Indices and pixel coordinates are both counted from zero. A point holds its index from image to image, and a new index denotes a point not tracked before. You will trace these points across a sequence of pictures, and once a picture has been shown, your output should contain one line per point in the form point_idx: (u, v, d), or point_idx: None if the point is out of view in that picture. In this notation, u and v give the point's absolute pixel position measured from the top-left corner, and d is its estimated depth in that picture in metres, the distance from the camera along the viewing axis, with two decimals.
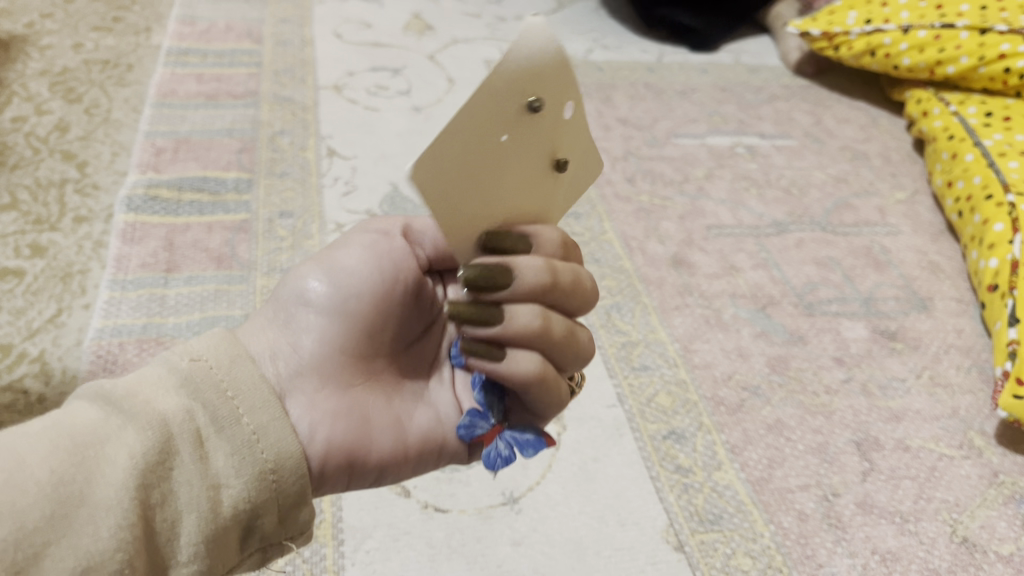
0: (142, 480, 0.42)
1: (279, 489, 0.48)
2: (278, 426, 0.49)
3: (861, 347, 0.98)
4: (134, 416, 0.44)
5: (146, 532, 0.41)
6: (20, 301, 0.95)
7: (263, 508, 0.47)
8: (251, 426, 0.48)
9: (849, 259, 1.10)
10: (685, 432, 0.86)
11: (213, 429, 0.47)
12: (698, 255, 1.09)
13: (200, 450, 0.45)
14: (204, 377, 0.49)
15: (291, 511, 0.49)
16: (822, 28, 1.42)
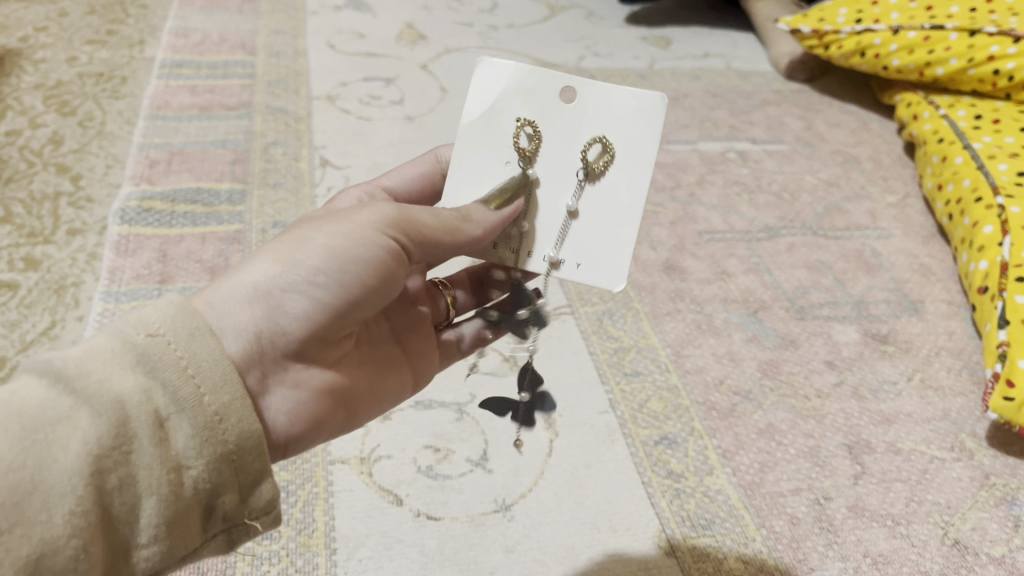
0: (95, 466, 0.45)
1: (238, 467, 0.51)
2: (241, 405, 0.50)
3: (852, 351, 0.98)
4: (88, 399, 0.47)
5: (100, 514, 0.45)
6: (14, 314, 0.95)
7: (224, 486, 0.50)
8: (213, 408, 0.50)
9: (841, 263, 1.11)
10: (677, 438, 0.87)
11: (173, 409, 0.49)
12: (690, 260, 1.09)
13: (160, 432, 0.48)
14: (164, 352, 0.49)
15: (251, 489, 0.52)
16: (811, 25, 1.43)
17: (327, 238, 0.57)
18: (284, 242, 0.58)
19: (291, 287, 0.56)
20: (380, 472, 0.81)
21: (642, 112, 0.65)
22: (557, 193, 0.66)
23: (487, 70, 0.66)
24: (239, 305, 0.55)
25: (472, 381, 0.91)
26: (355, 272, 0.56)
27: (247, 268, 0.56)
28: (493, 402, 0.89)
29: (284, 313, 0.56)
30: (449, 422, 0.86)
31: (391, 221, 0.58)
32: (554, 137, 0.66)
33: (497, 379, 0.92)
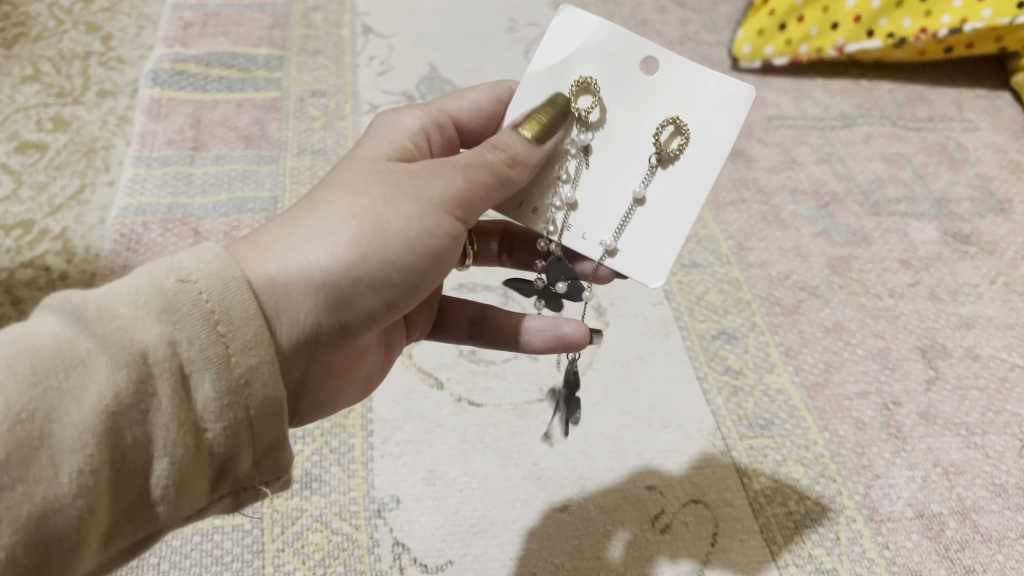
0: (111, 423, 0.33)
1: (259, 433, 0.38)
2: (272, 366, 0.37)
3: (930, 250, 0.90)
4: (109, 341, 0.33)
5: (111, 474, 0.33)
6: (42, 176, 0.91)
7: (236, 451, 0.38)
8: (241, 371, 0.36)
9: (921, 156, 1.02)
10: (736, 333, 0.81)
11: (198, 366, 0.35)
12: (758, 147, 1.01)
13: (182, 388, 0.35)
14: (192, 303, 0.35)
15: (271, 454, 0.40)
16: (785, 51, 1.11)
17: (404, 222, 0.42)
18: (354, 208, 0.42)
19: (362, 279, 0.42)
20: (420, 353, 0.76)
21: (725, 105, 0.48)
22: (607, 169, 0.50)
23: (567, 21, 0.49)
24: (300, 291, 0.40)
25: None
26: (426, 267, 0.44)
27: (312, 242, 0.41)
28: None
29: (345, 306, 0.43)
30: (494, 307, 0.81)
31: (468, 198, 0.44)
32: (621, 104, 0.49)
33: None
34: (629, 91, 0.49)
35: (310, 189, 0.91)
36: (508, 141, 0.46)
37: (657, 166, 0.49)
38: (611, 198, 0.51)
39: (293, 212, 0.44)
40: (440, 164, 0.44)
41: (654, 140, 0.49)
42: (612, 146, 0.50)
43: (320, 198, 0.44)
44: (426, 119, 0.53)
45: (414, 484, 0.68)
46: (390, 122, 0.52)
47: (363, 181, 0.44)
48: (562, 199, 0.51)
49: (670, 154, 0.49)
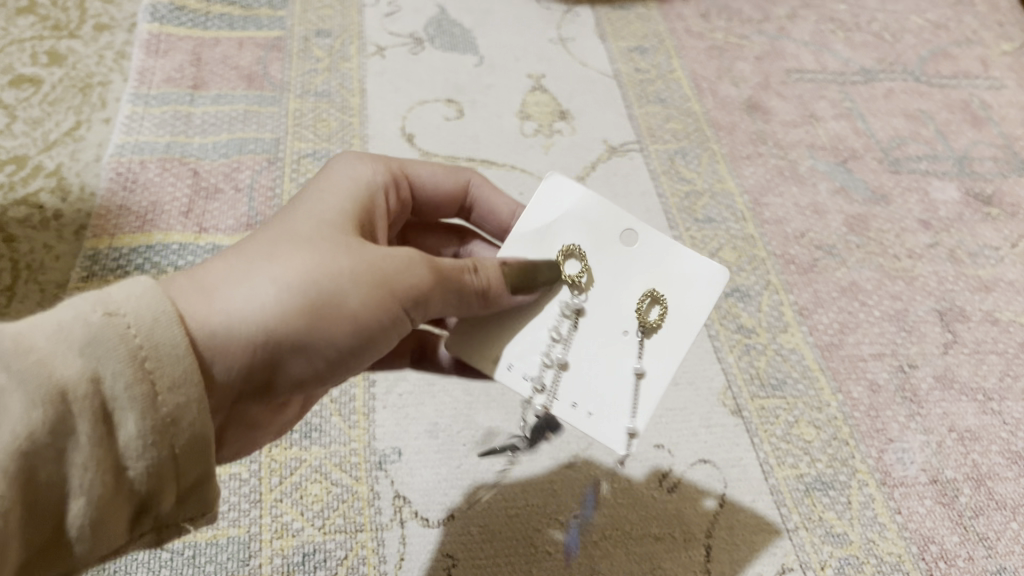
0: (25, 460, 0.32)
1: (181, 472, 0.37)
2: (200, 406, 0.36)
3: (951, 211, 0.88)
4: (25, 374, 0.32)
5: (21, 510, 0.32)
6: (36, 112, 0.88)
7: (156, 492, 0.37)
8: (166, 411, 0.35)
9: (944, 113, 0.99)
10: (750, 291, 0.79)
11: (121, 404, 0.34)
12: (776, 100, 0.98)
13: (102, 426, 0.34)
14: (119, 339, 0.34)
15: (197, 494, 0.38)
16: None
17: (358, 301, 0.41)
18: (315, 268, 0.40)
19: (303, 344, 0.40)
20: None
21: (693, 284, 0.49)
22: (594, 339, 0.49)
23: (555, 189, 0.51)
24: (237, 345, 0.39)
25: None
26: (367, 340, 0.42)
27: (262, 293, 0.39)
28: None
29: (278, 368, 0.41)
30: None
31: (427, 293, 0.43)
32: (603, 276, 0.49)
33: None
34: (608, 263, 0.50)
35: (314, 132, 0.88)
36: (482, 266, 0.46)
37: (643, 339, 0.48)
38: (604, 373, 0.48)
39: (247, 247, 0.42)
40: (409, 254, 0.43)
41: (636, 313, 0.49)
42: (601, 315, 0.49)
43: (277, 242, 0.42)
44: (388, 178, 0.51)
45: (417, 437, 0.66)
46: (352, 168, 0.49)
47: (324, 238, 0.42)
48: (554, 357, 0.48)
49: (653, 326, 0.48)
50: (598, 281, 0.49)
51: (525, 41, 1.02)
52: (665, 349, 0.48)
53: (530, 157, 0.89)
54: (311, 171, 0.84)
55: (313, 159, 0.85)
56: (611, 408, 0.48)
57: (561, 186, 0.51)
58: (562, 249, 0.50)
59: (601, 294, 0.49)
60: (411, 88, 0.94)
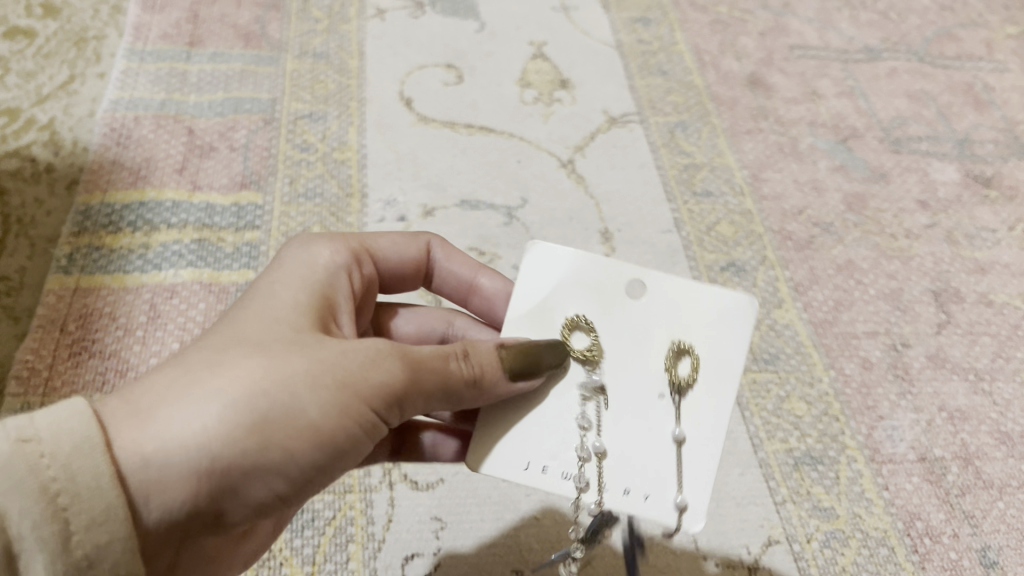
0: None
1: None
2: (124, 542, 0.35)
3: (950, 192, 0.88)
4: None
5: None
6: (30, 64, 0.87)
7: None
8: (80, 551, 0.34)
9: (946, 95, 0.98)
10: (746, 266, 0.79)
11: (28, 544, 0.33)
12: (778, 77, 0.97)
13: (7, 566, 0.33)
14: (29, 472, 0.33)
15: None
16: None
17: (316, 413, 0.37)
18: (266, 382, 0.37)
19: (255, 466, 0.37)
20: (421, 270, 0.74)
21: (721, 322, 0.44)
22: (625, 411, 0.43)
23: (541, 258, 0.46)
24: (177, 474, 0.35)
25: (523, 184, 0.82)
26: (334, 450, 0.39)
27: (206, 412, 0.36)
28: (545, 206, 0.81)
29: (233, 492, 0.37)
30: (497, 226, 0.79)
31: (398, 396, 0.39)
32: (617, 341, 0.44)
33: (552, 184, 0.83)
34: (621, 325, 0.44)
35: (311, 93, 0.87)
36: (469, 356, 0.41)
37: (678, 400, 0.43)
38: (642, 448, 0.43)
39: (195, 353, 0.38)
40: (374, 352, 0.39)
41: (666, 372, 0.43)
42: (625, 387, 0.44)
43: (227, 348, 0.38)
44: (351, 256, 0.47)
45: None
46: (311, 252, 0.45)
47: (281, 341, 0.39)
48: (589, 448, 0.42)
49: (686, 385, 0.43)
50: (615, 348, 0.44)
51: (527, 10, 1.00)
52: (703, 407, 0.43)
53: (529, 126, 0.88)
54: (307, 132, 0.83)
55: (309, 121, 0.84)
56: (658, 482, 0.42)
57: (545, 256, 0.46)
58: (567, 326, 0.44)
59: (621, 362, 0.44)
60: (410, 53, 0.93)
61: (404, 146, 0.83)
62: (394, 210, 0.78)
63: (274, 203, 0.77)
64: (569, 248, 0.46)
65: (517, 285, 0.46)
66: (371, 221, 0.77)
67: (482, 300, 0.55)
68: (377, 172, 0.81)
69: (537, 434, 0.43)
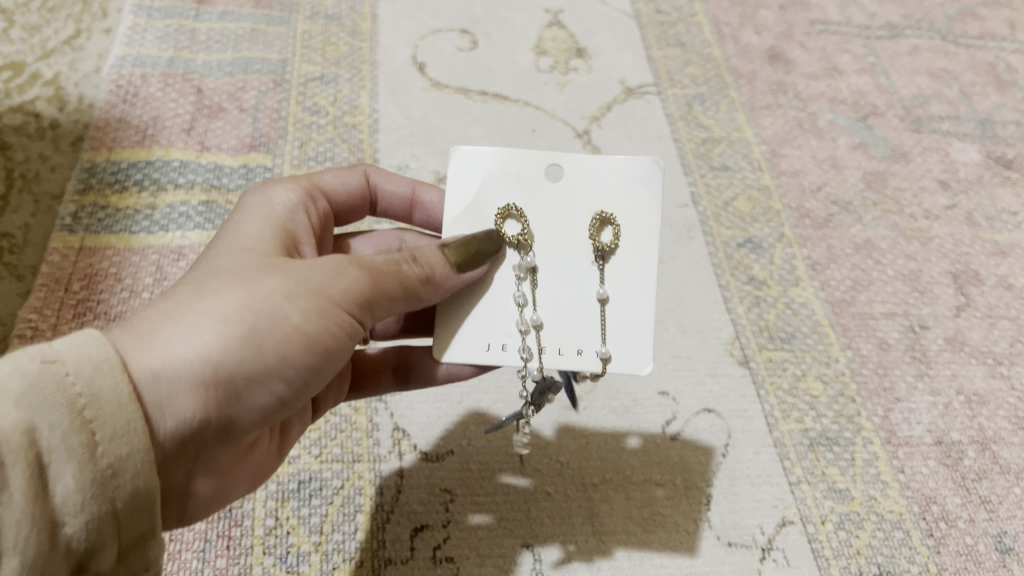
0: None
1: (128, 525, 0.35)
2: (145, 455, 0.35)
3: (970, 173, 0.86)
4: None
5: None
6: (35, 19, 0.85)
7: (103, 547, 0.34)
8: (106, 463, 0.33)
9: (969, 75, 0.96)
10: (763, 243, 0.77)
11: (57, 454, 0.32)
12: (798, 52, 0.95)
13: (36, 481, 0.32)
14: (55, 385, 0.33)
15: (141, 552, 0.36)
16: None
17: (300, 317, 0.40)
18: (250, 298, 0.39)
19: (255, 370, 0.39)
20: None
21: (635, 185, 0.49)
22: (555, 280, 0.49)
23: (464, 161, 0.50)
24: (186, 384, 0.37)
25: (538, 153, 0.81)
26: (320, 355, 0.41)
27: (201, 328, 0.38)
28: None
29: (238, 402, 0.39)
30: None
31: (367, 300, 0.42)
32: (543, 221, 0.49)
33: (566, 154, 0.81)
34: (545, 206, 0.49)
35: (322, 56, 0.85)
36: (423, 260, 0.44)
37: (603, 264, 0.49)
38: (573, 307, 0.49)
39: (176, 293, 0.40)
40: (339, 263, 0.42)
41: (591, 240, 0.49)
42: (553, 260, 0.49)
43: (205, 282, 0.40)
44: (300, 193, 0.49)
45: None
46: (263, 198, 0.48)
47: (253, 269, 0.41)
48: (528, 320, 0.48)
49: (610, 250, 0.49)
50: (542, 228, 0.49)
51: None
52: (624, 267, 0.49)
53: (544, 95, 0.86)
54: (318, 95, 0.81)
55: (320, 83, 0.82)
56: (590, 331, 0.48)
57: (468, 158, 0.50)
58: (500, 218, 0.49)
59: (548, 239, 0.49)
60: (424, 17, 0.90)
61: (416, 111, 0.82)
62: (406, 175, 0.77)
63: (283, 166, 0.75)
64: (488, 147, 0.50)
65: (448, 188, 0.50)
66: None
67: (424, 213, 0.58)
68: (389, 138, 0.79)
69: (488, 317, 0.49)
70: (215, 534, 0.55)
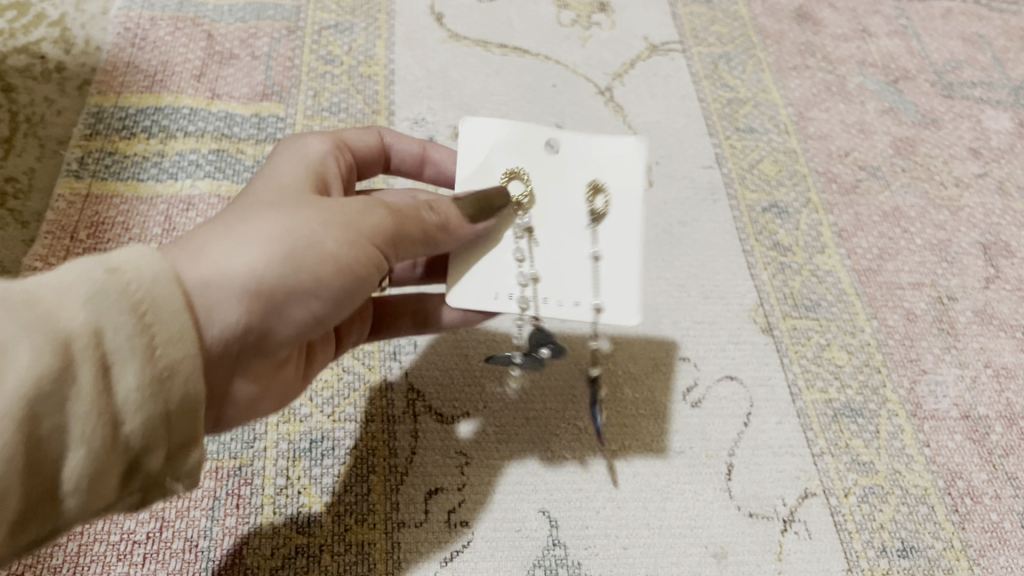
0: (30, 407, 0.31)
1: (178, 424, 0.36)
2: (198, 361, 0.36)
3: (1002, 141, 0.84)
4: (28, 324, 0.32)
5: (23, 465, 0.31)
6: None
7: (153, 445, 0.36)
8: (166, 363, 0.35)
9: (1002, 40, 0.93)
10: (789, 208, 0.75)
11: (123, 352, 0.34)
12: (828, 11, 0.92)
13: (102, 377, 0.33)
14: (121, 291, 0.34)
15: (187, 452, 0.38)
16: None
17: (336, 244, 0.41)
18: (292, 222, 0.40)
19: (294, 289, 0.40)
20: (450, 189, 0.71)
21: (630, 159, 0.52)
22: (554, 236, 0.50)
23: (470, 129, 0.52)
24: (233, 297, 0.38)
25: (558, 110, 0.78)
26: (355, 281, 0.42)
27: (244, 247, 0.39)
28: (581, 133, 0.77)
29: (274, 320, 0.40)
30: None
31: (394, 237, 0.43)
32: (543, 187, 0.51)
33: (588, 111, 0.78)
34: (543, 173, 0.51)
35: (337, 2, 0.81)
36: (444, 209, 0.45)
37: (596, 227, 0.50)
38: (568, 263, 0.50)
39: (220, 218, 0.41)
40: (369, 203, 0.43)
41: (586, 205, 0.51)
42: (552, 219, 0.51)
43: (248, 210, 0.41)
44: (330, 149, 0.48)
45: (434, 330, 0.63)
46: (297, 143, 0.48)
47: (293, 200, 0.42)
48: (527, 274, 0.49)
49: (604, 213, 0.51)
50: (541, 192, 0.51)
51: None
52: (620, 227, 0.51)
53: (565, 50, 0.83)
54: (333, 43, 0.78)
55: (335, 31, 0.79)
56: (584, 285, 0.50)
57: (473, 127, 0.52)
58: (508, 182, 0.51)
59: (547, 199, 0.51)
60: None
61: (434, 63, 0.79)
62: (423, 129, 0.74)
63: (296, 116, 0.73)
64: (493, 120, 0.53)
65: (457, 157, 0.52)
66: None
67: (435, 169, 0.56)
68: (405, 89, 0.76)
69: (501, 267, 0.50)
70: (224, 492, 0.54)
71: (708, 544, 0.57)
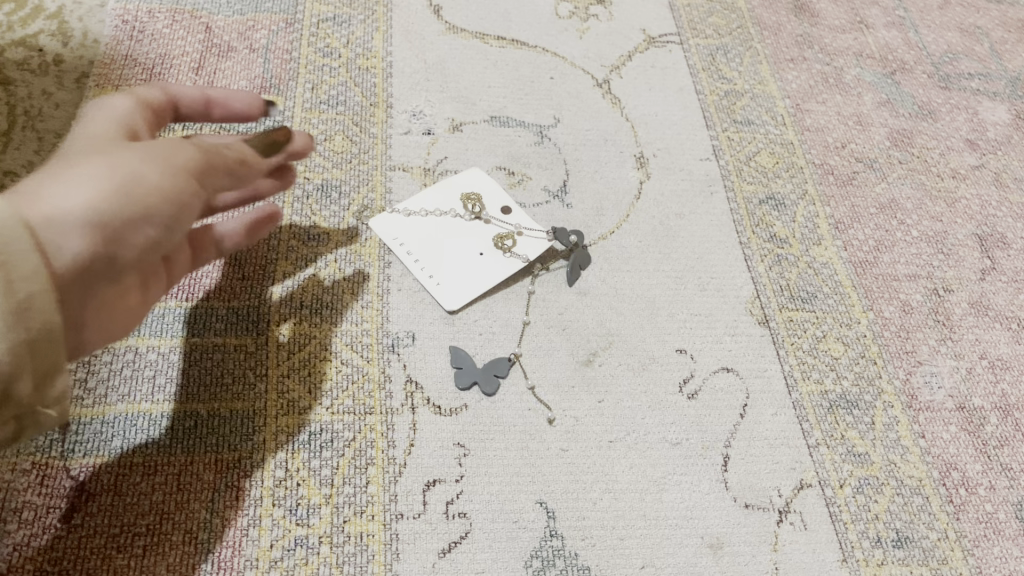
0: None
1: (40, 351, 0.40)
2: (52, 292, 0.39)
3: (999, 133, 0.84)
4: None
5: None
6: None
7: (19, 371, 0.39)
8: (24, 294, 0.38)
9: (1000, 31, 0.93)
10: (786, 200, 0.75)
11: None
12: (826, 3, 0.92)
13: None
14: None
15: (52, 376, 0.41)
16: None
17: (160, 168, 0.41)
18: (115, 158, 0.40)
19: (131, 214, 0.40)
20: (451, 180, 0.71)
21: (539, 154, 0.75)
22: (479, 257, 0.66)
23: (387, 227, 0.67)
24: (71, 232, 0.38)
25: (556, 103, 0.78)
26: (184, 207, 0.42)
27: (71, 182, 0.39)
28: (579, 126, 0.77)
29: (116, 248, 0.40)
30: (528, 145, 0.75)
31: (218, 161, 0.43)
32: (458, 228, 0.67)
33: (585, 104, 0.79)
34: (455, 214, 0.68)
35: None
36: (242, 146, 0.45)
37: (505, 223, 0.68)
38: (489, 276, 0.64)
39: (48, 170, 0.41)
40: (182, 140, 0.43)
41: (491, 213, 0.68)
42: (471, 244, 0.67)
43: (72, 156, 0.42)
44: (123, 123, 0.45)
45: (432, 322, 0.63)
46: (100, 104, 0.47)
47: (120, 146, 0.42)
48: None
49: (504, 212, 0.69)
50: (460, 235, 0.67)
51: None
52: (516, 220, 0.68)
53: (563, 42, 0.83)
54: (331, 36, 0.78)
55: (333, 24, 0.79)
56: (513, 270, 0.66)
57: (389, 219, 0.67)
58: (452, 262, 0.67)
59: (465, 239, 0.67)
60: None
61: (431, 55, 0.79)
62: (421, 122, 0.74)
63: (295, 109, 0.73)
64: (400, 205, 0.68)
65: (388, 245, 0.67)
66: (396, 133, 0.73)
67: (223, 109, 0.51)
68: (403, 82, 0.76)
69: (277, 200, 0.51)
70: (224, 484, 0.54)
71: (704, 535, 0.57)
